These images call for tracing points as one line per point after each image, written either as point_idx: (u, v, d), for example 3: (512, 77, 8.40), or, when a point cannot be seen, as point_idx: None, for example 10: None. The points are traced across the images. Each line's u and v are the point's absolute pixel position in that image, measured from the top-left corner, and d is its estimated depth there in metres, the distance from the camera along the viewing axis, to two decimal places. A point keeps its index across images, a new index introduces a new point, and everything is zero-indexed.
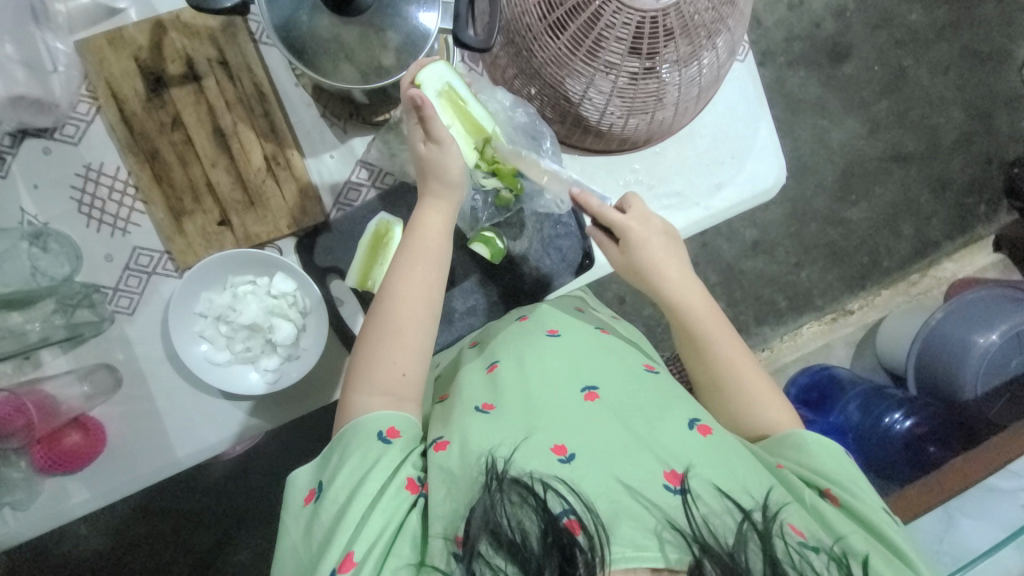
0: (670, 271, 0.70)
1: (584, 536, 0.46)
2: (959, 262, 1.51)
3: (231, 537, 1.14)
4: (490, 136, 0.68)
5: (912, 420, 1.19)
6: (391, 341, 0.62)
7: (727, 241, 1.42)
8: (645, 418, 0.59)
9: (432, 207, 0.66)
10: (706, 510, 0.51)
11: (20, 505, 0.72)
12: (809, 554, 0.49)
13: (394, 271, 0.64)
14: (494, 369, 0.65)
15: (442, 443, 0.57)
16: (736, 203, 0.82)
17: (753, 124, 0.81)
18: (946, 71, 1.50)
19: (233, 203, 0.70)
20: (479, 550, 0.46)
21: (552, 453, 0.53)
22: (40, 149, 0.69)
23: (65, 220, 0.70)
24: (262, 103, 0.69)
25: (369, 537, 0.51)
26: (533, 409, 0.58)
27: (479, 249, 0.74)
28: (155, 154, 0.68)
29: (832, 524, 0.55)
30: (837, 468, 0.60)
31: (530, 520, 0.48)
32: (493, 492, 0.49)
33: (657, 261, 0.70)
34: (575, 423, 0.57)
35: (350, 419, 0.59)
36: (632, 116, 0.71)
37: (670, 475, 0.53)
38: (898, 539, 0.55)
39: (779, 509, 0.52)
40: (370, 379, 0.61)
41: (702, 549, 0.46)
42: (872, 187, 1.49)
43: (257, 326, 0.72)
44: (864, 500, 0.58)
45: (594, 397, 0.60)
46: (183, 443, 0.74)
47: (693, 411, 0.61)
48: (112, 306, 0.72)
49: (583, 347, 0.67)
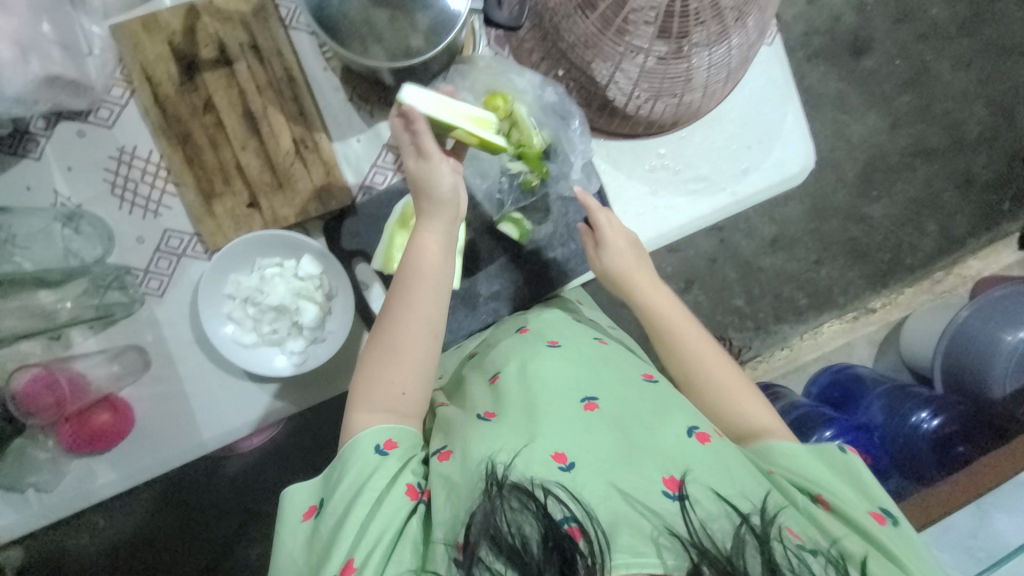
0: (639, 277, 0.73)
1: (585, 541, 0.46)
2: (984, 260, 1.48)
3: (248, 529, 1.15)
4: (517, 117, 0.69)
5: (940, 419, 1.15)
6: (385, 361, 0.61)
7: (745, 237, 1.40)
8: (644, 424, 0.58)
9: (427, 229, 0.63)
10: (705, 514, 0.50)
11: (48, 485, 0.73)
12: (807, 557, 0.50)
13: (393, 297, 0.63)
14: (497, 380, 0.64)
15: (445, 452, 0.57)
16: (764, 187, 0.81)
17: (782, 108, 0.80)
18: (969, 65, 1.48)
19: (261, 185, 0.71)
20: (479, 555, 0.47)
21: (552, 461, 0.53)
22: (76, 132, 0.70)
23: (98, 202, 0.71)
24: (291, 87, 0.70)
25: (370, 543, 0.51)
26: (532, 415, 0.57)
27: (508, 229, 0.76)
28: (187, 137, 0.69)
29: (829, 529, 0.55)
30: (830, 477, 0.60)
31: (531, 526, 0.47)
32: (493, 498, 0.49)
33: (628, 270, 0.73)
34: (574, 431, 0.56)
35: (348, 434, 0.58)
36: (659, 100, 0.71)
37: (669, 482, 0.52)
38: (892, 544, 0.55)
39: (778, 513, 0.52)
40: (368, 398, 0.59)
41: (700, 554, 0.47)
42: (893, 183, 1.46)
43: (284, 309, 0.73)
44: (857, 505, 0.58)
45: (594, 407, 0.59)
46: (209, 426, 0.75)
47: (690, 418, 0.59)
48: (143, 288, 0.73)
49: (581, 359, 0.65)
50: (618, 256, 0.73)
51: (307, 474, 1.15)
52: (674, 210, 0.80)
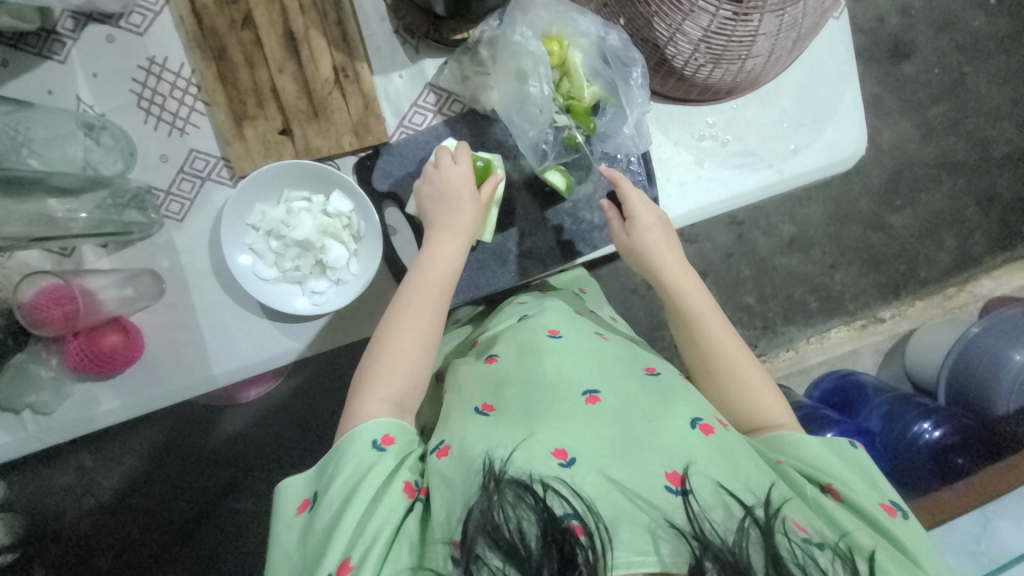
0: (667, 256, 0.70)
1: (587, 537, 0.45)
2: (998, 280, 1.47)
3: (239, 482, 1.13)
4: (569, 67, 0.68)
5: (942, 430, 1.14)
6: (391, 356, 0.60)
7: (764, 234, 1.38)
8: (645, 416, 0.56)
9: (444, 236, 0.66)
10: (706, 506, 0.49)
11: (46, 407, 0.69)
12: (813, 552, 0.49)
13: (403, 297, 0.64)
14: (494, 363, 0.64)
15: (444, 449, 0.54)
16: (812, 169, 0.78)
17: (840, 87, 0.77)
18: (1004, 82, 1.45)
19: (296, 112, 0.67)
20: (477, 552, 0.45)
21: (552, 456, 0.51)
22: (104, 36, 0.66)
23: (122, 113, 0.68)
24: (336, 10, 0.66)
25: (368, 540, 0.50)
26: (532, 407, 0.56)
27: (555, 177, 0.71)
28: (222, 53, 0.65)
29: (835, 519, 0.54)
30: (838, 464, 0.58)
31: (530, 521, 0.46)
32: (489, 494, 0.47)
33: (658, 249, 0.70)
34: (574, 423, 0.54)
35: (347, 428, 0.57)
36: (719, 65, 0.68)
37: (672, 476, 0.51)
38: (899, 534, 0.54)
39: (781, 507, 0.51)
40: (371, 387, 0.59)
41: (703, 548, 0.45)
42: (917, 196, 1.44)
43: (309, 245, 0.70)
44: (864, 495, 0.56)
45: (595, 401, 0.57)
46: (221, 360, 0.72)
47: (694, 409, 0.58)
48: (163, 210, 0.70)
49: (583, 350, 0.63)
50: (650, 234, 0.71)
51: (302, 432, 1.13)
52: (719, 182, 0.77)
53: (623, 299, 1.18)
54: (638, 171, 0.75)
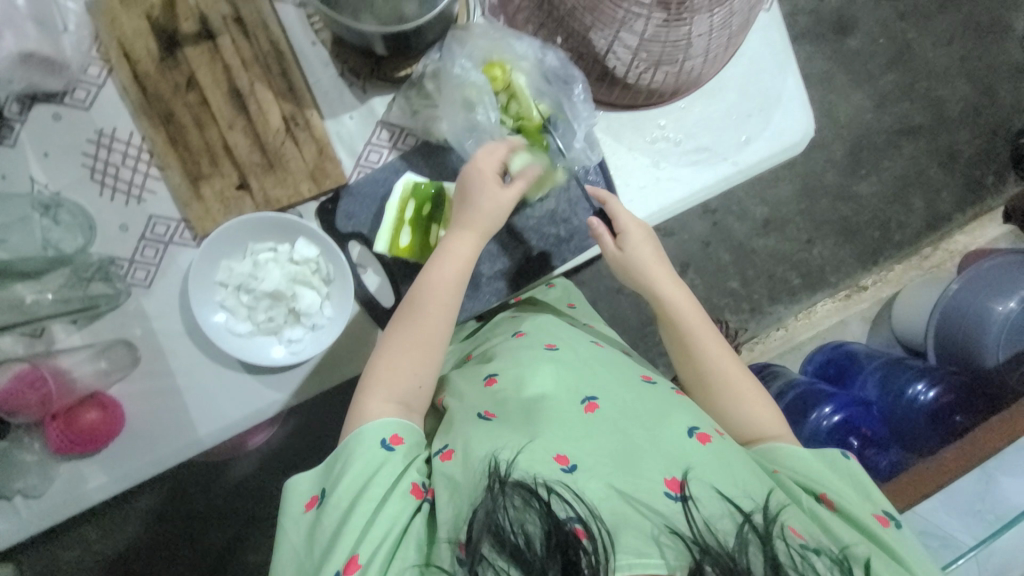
0: (659, 273, 0.70)
1: (590, 541, 0.44)
2: (971, 234, 1.49)
3: (248, 535, 1.11)
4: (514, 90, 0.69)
5: (936, 390, 1.15)
6: (405, 352, 0.61)
7: (738, 219, 1.40)
8: (644, 423, 0.56)
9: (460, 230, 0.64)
10: (708, 513, 0.48)
11: (34, 490, 0.68)
12: (811, 557, 0.48)
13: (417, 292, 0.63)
14: (494, 382, 0.61)
15: (447, 452, 0.55)
16: (766, 156, 0.80)
17: (781, 74, 0.79)
18: (949, 44, 1.49)
19: (251, 165, 0.67)
20: (482, 553, 0.45)
21: (555, 462, 0.51)
22: (50, 115, 0.66)
23: (76, 188, 0.67)
24: (279, 61, 0.67)
25: (374, 539, 0.50)
26: (535, 415, 0.55)
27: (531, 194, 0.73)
28: (169, 116, 0.65)
29: (832, 530, 0.54)
30: (832, 476, 0.59)
31: (534, 524, 0.45)
32: (495, 494, 0.47)
33: (650, 265, 0.71)
34: (577, 432, 0.54)
35: (354, 425, 0.57)
36: (659, 68, 0.70)
37: (671, 483, 0.50)
38: (896, 546, 0.54)
39: (780, 511, 0.51)
40: (382, 386, 0.59)
41: (704, 552, 0.44)
42: (880, 162, 1.47)
43: (280, 294, 0.70)
44: (859, 506, 0.57)
45: (594, 409, 0.56)
46: (204, 421, 0.71)
47: (691, 418, 0.57)
48: (129, 279, 0.69)
49: (582, 361, 0.63)
50: (640, 251, 0.71)
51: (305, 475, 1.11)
52: (678, 181, 0.78)
53: (608, 302, 1.19)
54: (597, 180, 0.76)
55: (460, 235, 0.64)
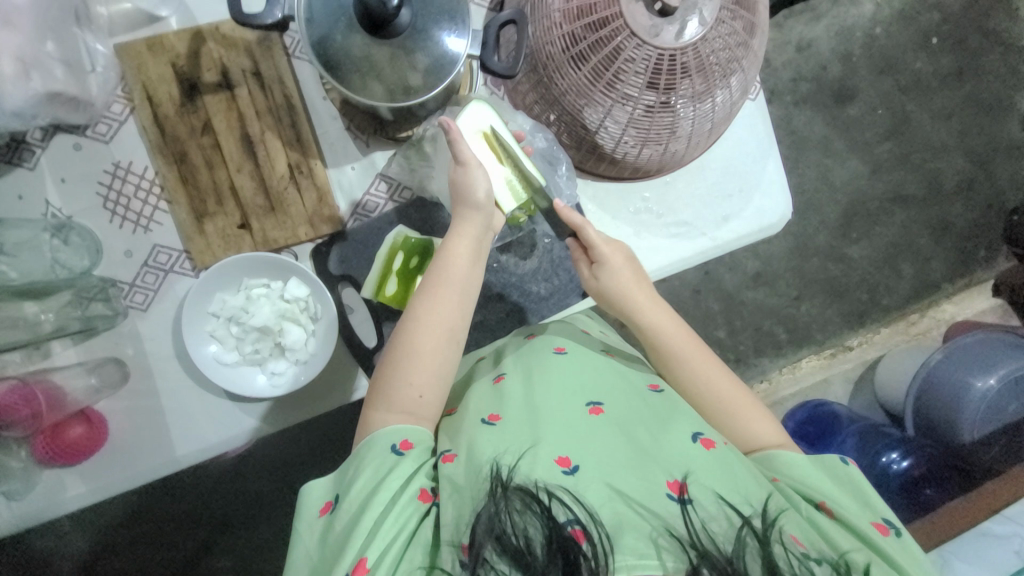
0: (638, 296, 0.69)
1: (589, 544, 0.45)
2: (959, 305, 1.43)
3: (216, 542, 1.12)
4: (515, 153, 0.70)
5: (909, 461, 1.18)
6: (409, 360, 0.61)
7: (729, 271, 1.34)
8: (649, 431, 0.57)
9: (460, 233, 0.65)
10: (706, 516, 0.50)
11: (15, 494, 0.71)
12: (810, 565, 0.48)
13: (419, 299, 0.63)
14: (501, 381, 0.65)
15: (451, 455, 0.56)
16: (742, 234, 0.84)
17: (762, 160, 0.84)
18: (949, 118, 1.43)
19: (254, 207, 0.72)
20: (485, 556, 0.45)
21: (556, 464, 0.52)
22: (71, 145, 0.71)
23: (88, 214, 0.72)
24: (290, 114, 0.72)
25: (383, 543, 0.50)
26: (538, 418, 0.58)
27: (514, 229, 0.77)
28: (183, 157, 0.71)
29: (834, 539, 0.54)
30: (832, 484, 0.59)
31: (535, 527, 0.47)
32: (497, 499, 0.48)
33: (629, 291, 0.70)
34: (582, 435, 0.55)
35: (366, 433, 0.58)
36: (646, 146, 0.73)
37: (672, 484, 0.52)
38: (894, 552, 0.54)
39: (778, 517, 0.51)
40: (388, 397, 0.59)
41: (701, 556, 0.45)
42: (873, 227, 1.40)
43: (268, 329, 0.73)
44: (857, 513, 0.57)
45: (599, 412, 0.59)
46: (184, 441, 0.74)
47: (695, 424, 0.59)
48: (127, 301, 0.73)
49: (590, 369, 0.65)
50: (616, 275, 0.70)
51: (279, 484, 1.13)
52: (657, 251, 0.82)
53: None
54: None
55: (464, 228, 0.65)
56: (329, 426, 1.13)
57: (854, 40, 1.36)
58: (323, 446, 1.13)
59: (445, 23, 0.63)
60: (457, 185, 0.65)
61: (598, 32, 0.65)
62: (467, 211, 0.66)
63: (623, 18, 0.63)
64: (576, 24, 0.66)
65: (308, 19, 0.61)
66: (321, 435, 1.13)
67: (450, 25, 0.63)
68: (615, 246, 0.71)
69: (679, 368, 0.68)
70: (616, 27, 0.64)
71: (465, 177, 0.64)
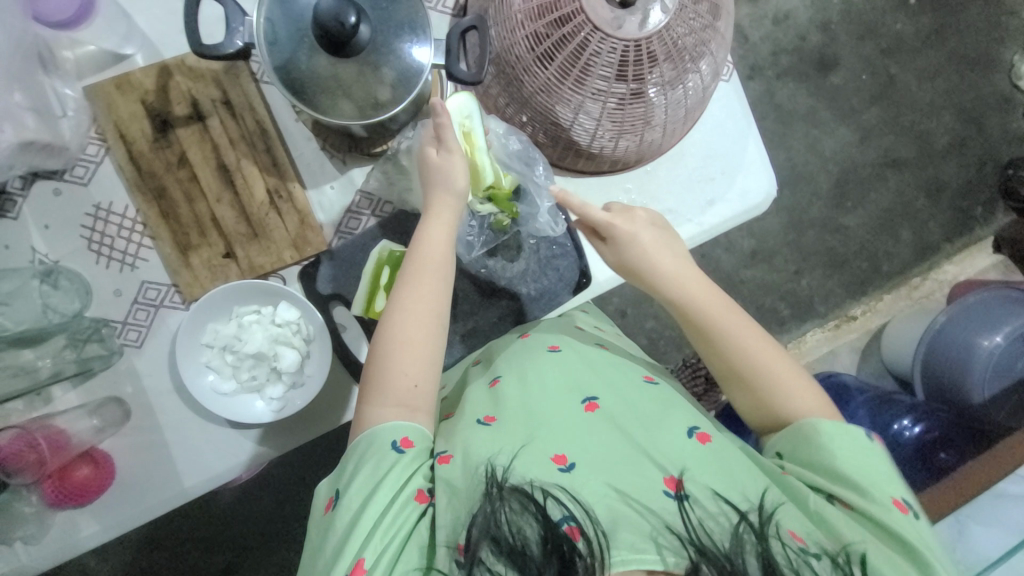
0: (666, 266, 0.66)
1: (583, 542, 0.45)
2: (961, 265, 1.41)
3: (239, 564, 1.13)
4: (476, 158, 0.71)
5: (921, 426, 1.14)
6: (400, 357, 0.60)
7: (725, 252, 1.33)
8: (642, 426, 0.57)
9: (436, 219, 0.65)
10: (703, 513, 0.49)
11: (30, 539, 0.71)
12: (809, 559, 0.48)
13: (400, 287, 0.63)
14: (496, 384, 0.64)
15: (446, 456, 0.56)
16: (728, 217, 0.84)
17: (741, 141, 0.84)
18: (934, 77, 1.41)
19: (237, 235, 0.73)
20: (481, 556, 0.45)
21: (551, 462, 0.53)
22: (51, 190, 0.72)
23: (75, 258, 0.73)
24: (264, 139, 0.73)
25: (381, 544, 0.51)
26: (533, 420, 0.57)
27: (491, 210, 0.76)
28: (162, 191, 0.71)
29: (835, 529, 0.53)
30: (852, 470, 0.55)
31: (531, 527, 0.46)
32: (493, 499, 0.48)
33: (653, 258, 0.67)
34: (576, 434, 0.56)
35: (363, 429, 0.58)
36: (622, 138, 0.72)
37: (668, 481, 0.52)
38: (908, 533, 0.52)
39: (776, 513, 0.51)
40: (376, 395, 0.59)
41: (700, 553, 0.45)
42: (866, 194, 1.39)
43: (263, 355, 0.73)
44: (878, 495, 0.54)
45: (594, 408, 0.59)
46: (191, 473, 0.75)
47: (691, 419, 0.60)
48: (121, 340, 0.73)
49: (587, 364, 0.65)
50: (639, 243, 0.67)
51: (295, 501, 1.14)
52: None
53: None
54: (552, 221, 0.78)
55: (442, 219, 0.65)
56: (337, 443, 1.13)
57: (832, 7, 1.35)
58: (333, 462, 1.13)
59: (407, 36, 0.63)
60: (435, 168, 0.65)
61: (560, 30, 0.64)
62: (445, 195, 0.65)
63: (584, 13, 0.63)
64: (539, 23, 0.65)
65: (270, 44, 0.61)
66: (330, 452, 1.13)
67: (412, 37, 0.63)
68: (636, 218, 0.68)
69: (725, 340, 0.63)
70: (578, 22, 0.63)
71: (449, 160, 0.65)
